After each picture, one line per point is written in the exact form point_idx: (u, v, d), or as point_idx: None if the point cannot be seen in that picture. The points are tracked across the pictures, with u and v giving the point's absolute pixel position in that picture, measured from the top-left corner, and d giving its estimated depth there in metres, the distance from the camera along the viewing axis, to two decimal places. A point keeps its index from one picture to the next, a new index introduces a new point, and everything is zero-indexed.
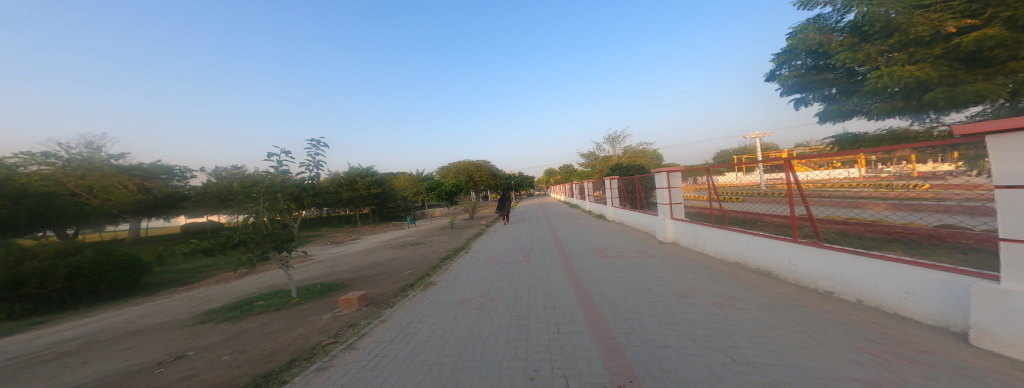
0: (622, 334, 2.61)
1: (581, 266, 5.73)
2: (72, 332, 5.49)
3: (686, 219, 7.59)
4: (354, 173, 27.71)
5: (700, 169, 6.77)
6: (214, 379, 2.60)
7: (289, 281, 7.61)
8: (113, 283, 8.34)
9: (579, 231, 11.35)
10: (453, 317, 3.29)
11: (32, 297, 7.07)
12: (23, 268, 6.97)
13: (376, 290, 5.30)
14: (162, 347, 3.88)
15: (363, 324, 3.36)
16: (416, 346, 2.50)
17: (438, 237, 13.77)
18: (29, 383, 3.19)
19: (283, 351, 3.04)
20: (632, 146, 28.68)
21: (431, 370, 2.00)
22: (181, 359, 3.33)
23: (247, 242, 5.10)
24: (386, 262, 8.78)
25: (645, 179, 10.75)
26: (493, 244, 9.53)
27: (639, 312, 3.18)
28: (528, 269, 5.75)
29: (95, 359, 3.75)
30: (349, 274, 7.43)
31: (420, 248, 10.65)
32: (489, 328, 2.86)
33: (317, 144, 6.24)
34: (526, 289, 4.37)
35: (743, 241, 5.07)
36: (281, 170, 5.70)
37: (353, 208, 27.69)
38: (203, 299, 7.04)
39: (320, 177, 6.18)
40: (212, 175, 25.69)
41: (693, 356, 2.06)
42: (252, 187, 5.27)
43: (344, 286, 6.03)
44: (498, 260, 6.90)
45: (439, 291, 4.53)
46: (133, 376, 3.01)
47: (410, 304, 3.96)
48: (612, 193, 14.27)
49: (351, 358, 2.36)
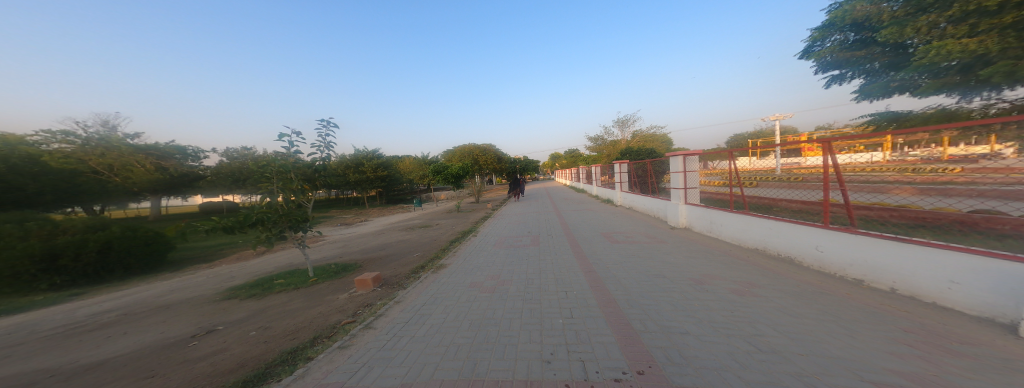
0: (637, 320, 2.65)
1: (591, 251, 5.74)
2: (109, 304, 5.87)
3: (700, 205, 7.45)
4: (360, 156, 27.97)
5: (718, 154, 6.54)
6: (243, 354, 2.75)
7: (305, 261, 7.88)
8: (144, 258, 8.84)
9: (586, 216, 11.31)
10: (465, 300, 3.36)
11: (68, 269, 7.55)
12: (57, 242, 7.39)
13: (389, 272, 5.44)
14: (192, 322, 4.11)
15: (381, 304, 3.47)
16: (432, 328, 2.59)
17: (445, 220, 13.94)
18: (76, 351, 3.45)
19: (306, 329, 3.18)
20: (643, 130, 27.88)
21: (449, 351, 2.08)
22: (211, 333, 3.52)
23: (265, 221, 5.24)
24: (396, 243, 8.97)
25: (657, 162, 10.55)
26: (500, 228, 9.59)
27: (654, 298, 3.21)
28: (538, 253, 5.80)
29: (132, 331, 4.01)
30: (362, 255, 7.66)
31: (429, 231, 10.82)
32: (503, 312, 2.92)
33: (326, 124, 6.03)
34: (536, 273, 4.43)
35: (763, 227, 4.98)
36: (291, 150, 5.71)
37: (360, 190, 28.06)
38: (225, 276, 7.38)
39: (331, 158, 6.18)
40: (224, 156, 26.27)
41: (713, 344, 2.09)
42: (263, 167, 5.36)
43: (358, 267, 6.23)
44: (507, 243, 6.97)
45: (450, 273, 4.63)
46: (169, 348, 3.21)
47: (423, 286, 4.06)
48: (620, 178, 14.13)
49: (370, 338, 2.46)
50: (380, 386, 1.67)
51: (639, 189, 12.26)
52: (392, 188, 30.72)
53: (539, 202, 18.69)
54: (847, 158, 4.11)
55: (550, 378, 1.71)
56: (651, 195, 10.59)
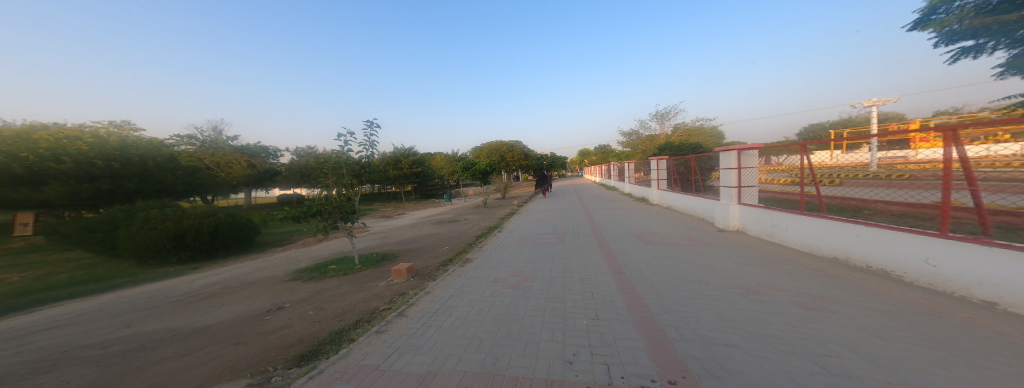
0: (672, 327, 2.52)
1: (621, 251, 5.52)
2: (212, 278, 7.19)
3: (759, 204, 6.68)
4: (399, 154, 29.67)
5: (785, 148, 5.86)
6: (303, 330, 3.21)
7: (352, 250, 8.77)
8: (241, 241, 10.57)
9: (618, 214, 10.83)
10: (489, 295, 3.47)
11: (191, 247, 9.37)
12: (184, 225, 9.22)
13: (421, 263, 5.85)
14: (267, 298, 4.87)
15: (412, 294, 3.75)
16: (457, 320, 2.75)
17: (472, 215, 14.36)
18: (188, 317, 4.31)
19: (350, 312, 3.60)
20: (687, 123, 25.65)
21: (472, 344, 2.19)
22: (280, 310, 4.14)
23: (323, 212, 5.93)
24: (427, 236, 9.52)
25: (702, 158, 9.67)
26: (525, 224, 9.62)
27: (694, 305, 3.00)
28: (563, 251, 5.75)
29: (225, 303, 4.87)
30: (398, 246, 8.28)
31: (458, 225, 11.27)
32: (525, 308, 2.98)
33: (371, 124, 6.74)
34: (561, 272, 4.40)
35: (848, 233, 4.32)
36: (342, 149, 6.40)
37: (398, 185, 30.02)
38: (292, 259, 8.54)
39: (374, 156, 6.80)
40: (296, 154, 30.14)
41: (766, 360, 1.92)
42: (321, 163, 6.10)
43: (396, 257, 6.77)
44: (533, 240, 6.99)
45: (475, 268, 4.82)
46: (250, 320, 3.86)
47: (451, 279, 4.29)
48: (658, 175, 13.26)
49: (402, 325, 2.70)
50: (409, 371, 1.84)
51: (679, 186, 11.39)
52: (424, 183, 32.52)
53: (568, 199, 18.33)
54: (981, 150, 3.36)
55: (571, 378, 1.72)
56: (693, 193, 9.76)
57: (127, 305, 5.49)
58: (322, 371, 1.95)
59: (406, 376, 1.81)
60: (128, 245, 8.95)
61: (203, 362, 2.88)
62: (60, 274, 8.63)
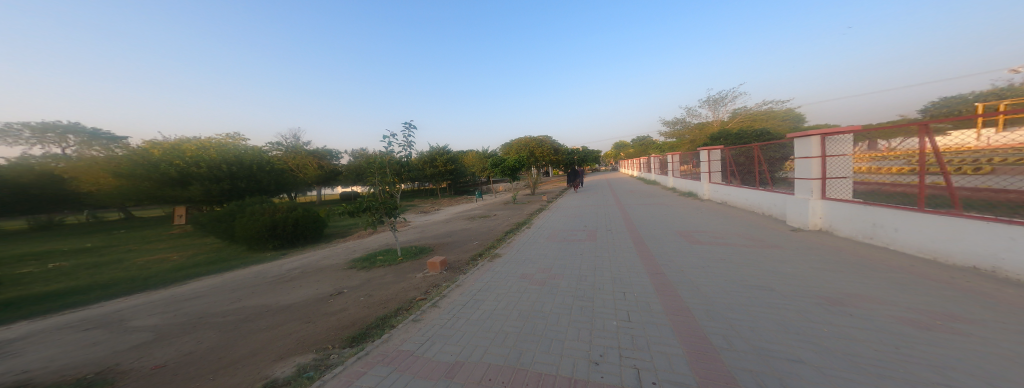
0: (718, 335, 2.28)
1: (660, 250, 5.13)
2: (292, 264, 8.51)
3: (850, 199, 5.62)
4: (434, 152, 30.88)
5: (893, 129, 4.84)
6: (355, 314, 3.69)
7: (397, 242, 9.60)
8: (318, 231, 12.27)
9: (663, 210, 9.97)
10: (515, 291, 3.55)
11: (281, 237, 11.21)
12: (276, 218, 11.06)
13: (455, 256, 6.19)
14: (330, 283, 5.64)
15: (445, 286, 3.98)
16: (485, 313, 2.91)
17: (502, 210, 14.55)
18: (273, 297, 5.23)
19: (393, 300, 4.01)
20: (749, 108, 22.21)
21: (496, 338, 2.39)
22: (339, 294, 4.76)
23: (371, 208, 6.57)
24: (461, 231, 9.96)
25: (768, 147, 8.35)
26: (555, 220, 9.44)
27: (748, 313, 2.69)
28: (592, 249, 5.55)
29: (298, 286, 5.77)
30: (435, 240, 8.81)
31: (490, 221, 11.55)
32: (552, 305, 3.01)
33: (409, 126, 7.30)
34: (591, 270, 4.29)
35: (998, 235, 3.34)
36: (385, 150, 7.02)
37: (435, 182, 31.59)
38: (348, 250, 9.68)
39: (412, 155, 7.30)
40: (354, 155, 33.72)
41: (847, 382, 1.64)
42: (368, 164, 6.79)
43: (432, 250, 7.26)
44: (564, 237, 6.85)
45: (503, 263, 4.91)
46: (317, 302, 4.53)
47: (479, 274, 4.42)
48: (712, 167, 11.84)
49: (435, 315, 3.00)
50: (439, 359, 2.27)
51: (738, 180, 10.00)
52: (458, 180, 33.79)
53: (605, 194, 17.42)
54: None
55: (595, 379, 1.75)
56: (758, 187, 8.50)
57: (236, 283, 6.81)
58: (368, 353, 2.61)
59: (437, 363, 2.24)
60: (240, 234, 11.06)
61: (286, 338, 3.48)
62: (189, 257, 11.02)
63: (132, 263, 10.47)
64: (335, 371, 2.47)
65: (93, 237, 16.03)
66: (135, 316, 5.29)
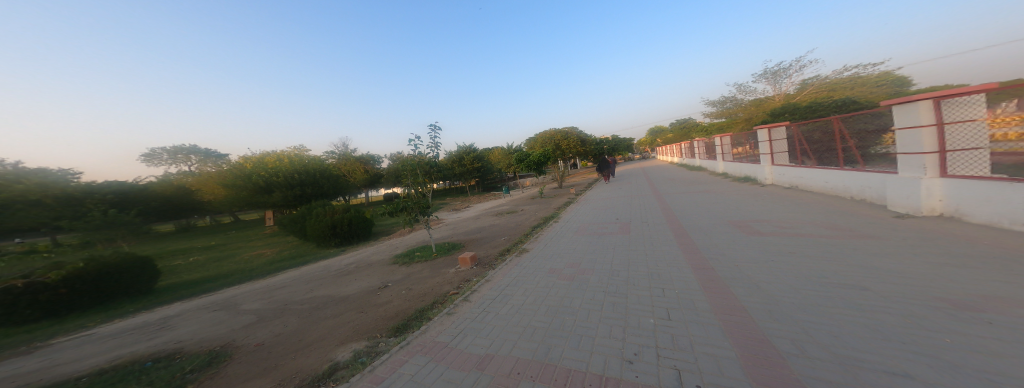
0: (780, 337, 2.01)
1: (707, 243, 4.66)
2: (343, 259, 9.50)
3: (985, 174, 4.47)
4: (462, 151, 30.67)
5: None
6: (397, 308, 4.06)
7: (431, 238, 10.14)
8: (368, 229, 13.40)
9: (712, 198, 9.01)
10: (543, 286, 3.78)
11: (340, 235, 12.43)
12: (335, 219, 12.33)
13: (484, 251, 6.36)
14: (374, 276, 6.22)
15: (475, 281, 4.41)
16: (512, 308, 3.29)
17: (530, 205, 14.42)
18: (330, 289, 5.94)
19: (429, 294, 4.34)
20: (825, 77, 18.54)
21: (525, 332, 2.69)
22: (385, 287, 5.19)
23: (407, 208, 7.01)
24: (490, 226, 10.13)
25: (852, 119, 7.01)
26: (585, 213, 9.14)
27: (817, 313, 2.32)
28: (625, 242, 5.32)
29: (348, 280, 6.46)
30: (465, 236, 9.12)
31: (518, 215, 11.55)
32: (581, 301, 3.10)
33: (434, 128, 7.39)
34: (624, 264, 4.11)
35: None
36: (415, 154, 7.33)
37: (464, 181, 32.16)
38: (389, 246, 10.50)
39: (438, 156, 7.53)
40: (391, 158, 36.04)
41: None
42: (400, 168, 7.22)
43: (463, 245, 7.54)
44: (594, 230, 6.61)
45: (530, 258, 5.12)
46: (366, 294, 5.05)
47: (507, 269, 4.75)
48: (776, 147, 10.32)
49: (467, 309, 3.50)
50: (473, 351, 2.57)
51: (813, 160, 8.60)
52: (488, 177, 34.19)
53: (641, 183, 16.27)
54: None
55: (629, 378, 1.78)
56: (843, 168, 7.12)
57: (306, 276, 7.82)
58: (408, 342, 2.94)
59: (471, 354, 2.54)
60: (311, 233, 12.65)
61: (343, 325, 3.95)
62: (263, 255, 12.81)
63: (223, 260, 12.51)
64: (382, 357, 2.77)
65: (205, 238, 19.64)
66: (226, 304, 6.37)
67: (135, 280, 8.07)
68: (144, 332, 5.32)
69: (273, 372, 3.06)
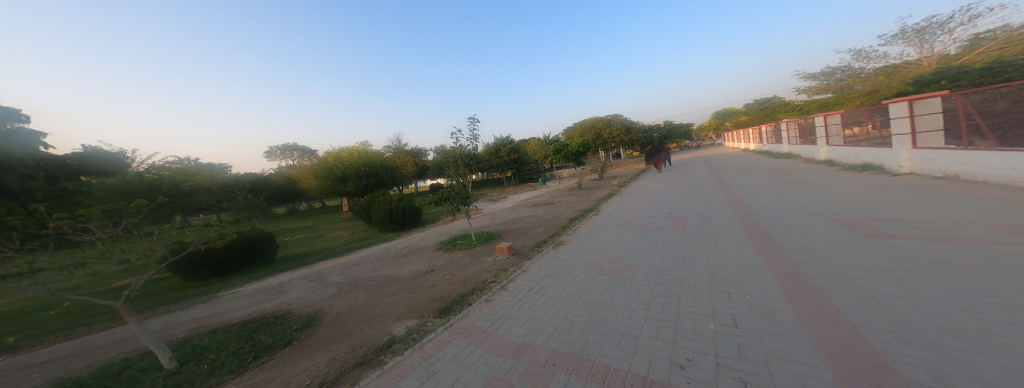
0: (899, 362, 1.60)
1: (785, 245, 3.97)
2: (394, 244, 10.43)
3: None
4: (499, 143, 30.63)
5: None
6: (440, 292, 4.32)
7: (471, 227, 10.50)
8: (418, 217, 14.44)
9: (797, 192, 7.60)
10: (581, 280, 3.64)
11: (394, 222, 13.65)
12: (391, 207, 13.53)
13: (521, 242, 6.38)
14: (419, 261, 6.69)
15: (512, 271, 4.47)
16: (549, 300, 3.24)
17: (569, 196, 13.90)
18: (383, 271, 6.57)
19: (469, 280, 4.54)
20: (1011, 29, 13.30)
21: (561, 326, 2.62)
22: (431, 272, 5.56)
23: (450, 198, 7.33)
24: (527, 217, 10.06)
25: None
26: (630, 206, 8.52)
27: (950, 336, 1.81)
28: (677, 238, 4.86)
29: (398, 263, 7.08)
30: (502, 226, 9.23)
31: (555, 207, 11.27)
32: (624, 299, 2.91)
33: (474, 120, 7.77)
34: (677, 262, 3.74)
35: None
36: (456, 145, 7.60)
37: (500, 172, 32.25)
38: (433, 233, 11.18)
39: (477, 147, 7.69)
40: (435, 151, 37.92)
41: None
42: (442, 160, 7.52)
43: (500, 235, 7.66)
44: (642, 225, 6.10)
45: (568, 250, 5.01)
46: (414, 277, 5.46)
47: (545, 260, 4.72)
48: (920, 124, 8.22)
49: (504, 297, 3.56)
50: (511, 339, 2.59)
51: (988, 141, 6.64)
52: (523, 168, 33.90)
53: (704, 174, 14.38)
54: None
55: (679, 383, 1.62)
56: None
57: (365, 258, 8.77)
58: (451, 324, 3.12)
59: (508, 341, 2.57)
60: (375, 219, 14.12)
61: (394, 304, 4.34)
62: (329, 237, 14.64)
63: (300, 240, 14.58)
64: (428, 337, 2.98)
65: (300, 220, 23.43)
66: (304, 278, 7.49)
67: (263, 251, 9.95)
68: (250, 297, 6.54)
69: (349, 338, 3.53)
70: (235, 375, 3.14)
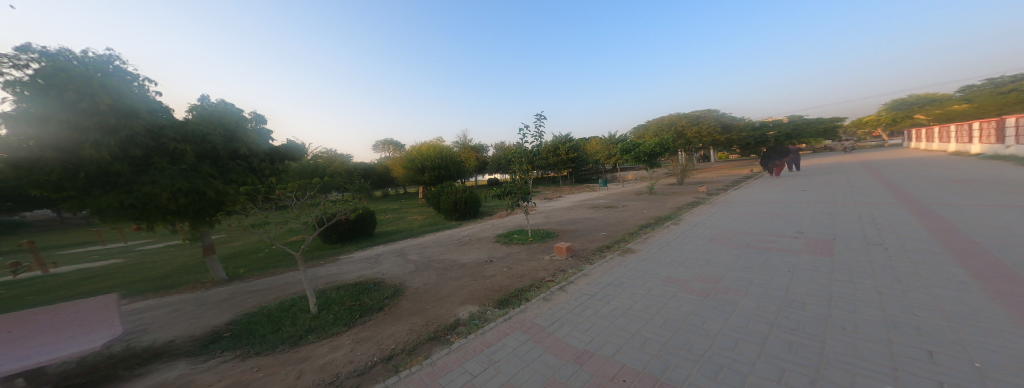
0: None
1: (995, 290, 2.78)
2: (455, 233, 11.12)
3: None
4: (558, 141, 30.07)
5: None
6: (497, 284, 4.44)
7: (528, 223, 10.49)
8: (478, 209, 15.15)
9: (980, 219, 5.47)
10: (658, 295, 3.29)
11: (458, 212, 14.59)
12: (456, 198, 14.43)
13: (580, 244, 6.11)
14: (477, 252, 6.98)
15: (571, 273, 4.33)
16: (619, 310, 3.02)
17: (635, 201, 12.75)
18: (446, 257, 7.05)
19: (526, 276, 4.56)
20: None
21: (632, 340, 2.41)
22: (490, 263, 5.75)
23: (511, 193, 7.44)
24: (586, 219, 9.59)
25: None
26: (718, 218, 7.42)
27: None
28: (792, 264, 3.96)
29: (458, 250, 7.52)
30: (560, 225, 8.99)
31: (618, 211, 10.48)
32: (721, 326, 2.51)
33: (540, 118, 7.69)
34: (807, 296, 2.99)
35: None
36: (520, 141, 7.62)
37: (557, 171, 31.54)
38: (491, 225, 11.56)
39: (542, 144, 7.60)
40: (497, 147, 39.08)
41: None
42: (508, 155, 7.66)
43: (556, 234, 7.49)
44: (751, 242, 5.11)
45: (638, 260, 4.61)
46: (473, 266, 5.71)
47: (609, 266, 4.44)
48: None
49: (563, 299, 3.46)
50: (573, 344, 2.49)
51: None
52: (581, 168, 32.58)
53: (826, 185, 11.45)
54: None
55: None
56: None
57: (431, 243, 9.59)
58: (511, 317, 3.17)
59: (570, 346, 2.47)
60: (443, 207, 15.28)
61: (457, 289, 4.62)
62: (402, 221, 16.38)
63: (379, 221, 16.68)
64: (488, 325, 3.08)
65: (389, 203, 27.00)
66: (382, 255, 8.57)
67: (366, 226, 11.51)
68: (342, 265, 7.79)
69: (420, 314, 3.89)
70: (331, 329, 3.77)
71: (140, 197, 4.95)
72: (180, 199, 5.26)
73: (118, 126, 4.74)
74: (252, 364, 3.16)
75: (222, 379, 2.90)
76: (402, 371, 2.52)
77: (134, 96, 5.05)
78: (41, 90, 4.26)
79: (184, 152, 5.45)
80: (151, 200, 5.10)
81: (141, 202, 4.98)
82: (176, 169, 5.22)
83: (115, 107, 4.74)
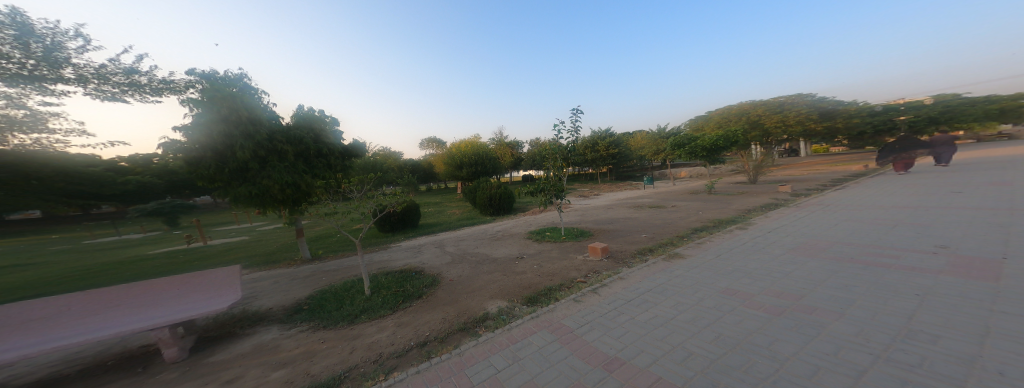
0: None
1: None
2: (491, 227, 11.25)
3: None
4: (596, 137, 29.01)
5: None
6: (526, 281, 4.40)
7: (561, 221, 10.25)
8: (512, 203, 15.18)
9: None
10: (710, 307, 2.98)
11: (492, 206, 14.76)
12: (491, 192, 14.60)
13: (616, 245, 5.83)
14: (509, 247, 6.99)
15: (605, 275, 4.12)
16: (661, 319, 2.79)
17: (682, 202, 11.78)
18: (479, 250, 7.18)
19: (557, 275, 4.45)
20: None
21: (673, 353, 2.21)
22: (520, 259, 5.72)
23: (544, 189, 7.32)
24: (625, 220, 9.09)
25: None
26: (803, 224, 6.55)
27: None
28: (895, 284, 3.30)
29: (491, 244, 7.61)
30: (596, 225, 8.64)
31: (662, 213, 9.77)
32: (792, 349, 2.18)
33: (575, 113, 7.43)
34: (920, 325, 2.44)
35: None
36: (554, 138, 7.45)
37: (596, 168, 30.32)
38: (525, 221, 11.51)
39: (577, 140, 7.34)
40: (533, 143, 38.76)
41: None
42: (542, 152, 7.52)
43: (592, 234, 7.20)
44: (857, 257, 4.31)
45: (685, 266, 4.24)
46: (505, 261, 5.74)
47: (650, 271, 4.16)
48: None
49: (595, 301, 3.30)
50: (602, 350, 2.34)
51: None
52: (621, 165, 31.02)
53: (932, 189, 9.50)
54: None
55: None
56: None
57: (466, 236, 9.83)
58: (538, 316, 3.10)
59: (600, 351, 2.33)
60: (478, 202, 15.58)
61: (487, 282, 4.69)
62: (439, 214, 17.00)
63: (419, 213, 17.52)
64: (515, 322, 3.04)
65: (433, 197, 28.26)
66: (423, 245, 8.98)
67: (411, 216, 12.13)
68: (389, 252, 8.33)
69: (451, 304, 4.00)
70: (372, 310, 4.05)
71: (261, 188, 5.83)
72: (286, 191, 6.06)
73: (252, 132, 5.71)
74: (308, 335, 3.50)
75: (300, 346, 3.22)
76: (434, 357, 2.60)
77: (259, 105, 5.99)
78: (207, 104, 5.31)
79: (286, 153, 6.18)
80: (267, 191, 5.97)
81: (260, 192, 5.86)
82: (283, 166, 5.99)
83: (251, 117, 5.71)
